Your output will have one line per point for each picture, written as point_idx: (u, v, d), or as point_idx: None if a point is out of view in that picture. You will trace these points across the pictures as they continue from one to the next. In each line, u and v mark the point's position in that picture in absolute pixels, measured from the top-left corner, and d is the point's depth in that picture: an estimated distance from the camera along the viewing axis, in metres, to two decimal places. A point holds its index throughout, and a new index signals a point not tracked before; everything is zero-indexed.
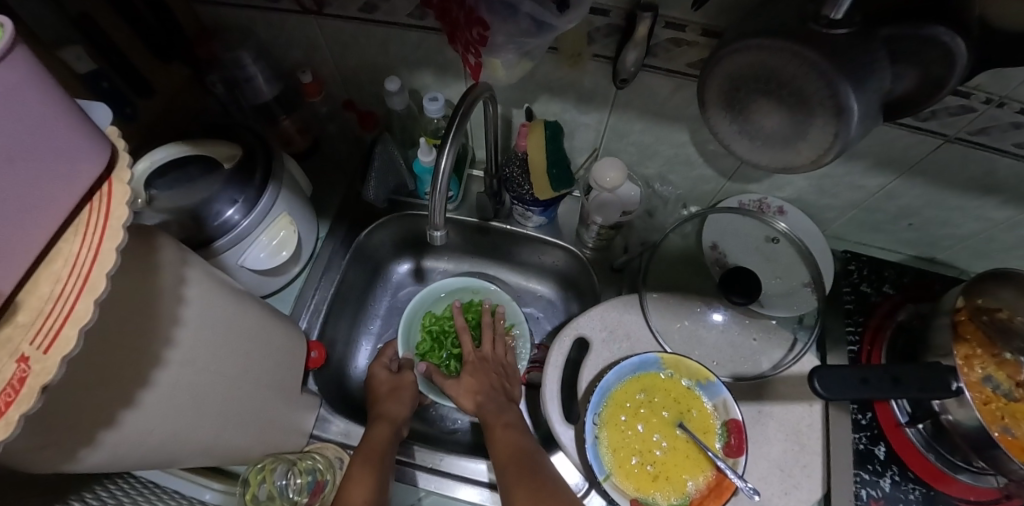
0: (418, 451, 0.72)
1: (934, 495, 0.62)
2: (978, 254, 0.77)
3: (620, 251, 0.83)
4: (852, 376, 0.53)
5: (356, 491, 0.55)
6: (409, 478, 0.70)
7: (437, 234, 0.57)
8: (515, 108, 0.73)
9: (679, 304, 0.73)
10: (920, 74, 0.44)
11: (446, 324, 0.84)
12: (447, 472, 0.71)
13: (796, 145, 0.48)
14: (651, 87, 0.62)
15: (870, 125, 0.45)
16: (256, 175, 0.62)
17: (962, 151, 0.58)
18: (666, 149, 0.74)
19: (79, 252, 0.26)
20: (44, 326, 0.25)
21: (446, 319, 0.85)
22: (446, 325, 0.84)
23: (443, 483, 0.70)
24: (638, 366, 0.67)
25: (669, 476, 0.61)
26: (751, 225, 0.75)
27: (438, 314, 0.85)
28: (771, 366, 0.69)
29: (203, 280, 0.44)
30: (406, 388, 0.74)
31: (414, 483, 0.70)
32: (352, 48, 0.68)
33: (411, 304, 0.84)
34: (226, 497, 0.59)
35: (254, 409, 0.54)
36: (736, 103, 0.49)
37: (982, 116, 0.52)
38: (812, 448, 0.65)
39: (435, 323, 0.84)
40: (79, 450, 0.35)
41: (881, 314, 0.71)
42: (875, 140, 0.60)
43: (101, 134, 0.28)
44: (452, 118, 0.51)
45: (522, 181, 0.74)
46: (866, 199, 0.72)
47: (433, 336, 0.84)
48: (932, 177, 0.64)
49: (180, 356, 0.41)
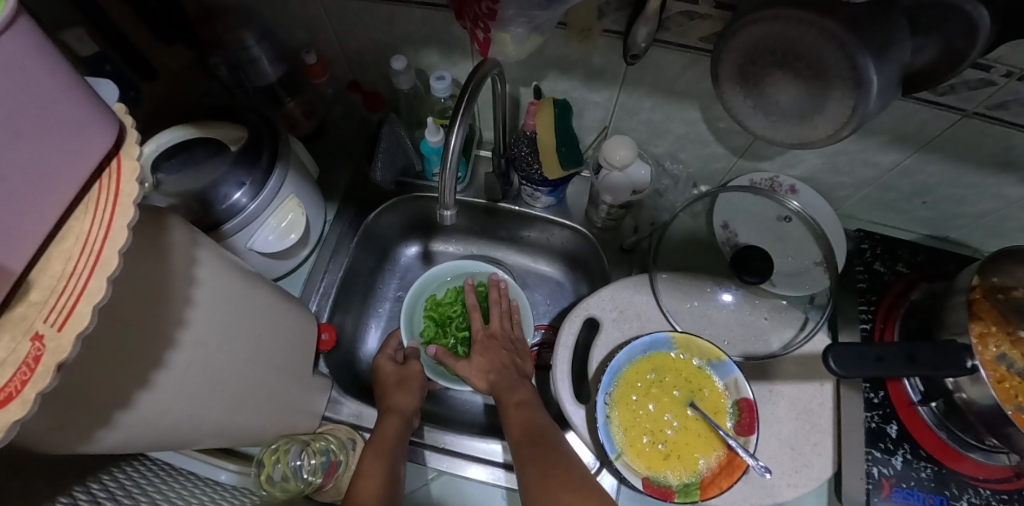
0: (428, 432, 0.73)
1: (946, 473, 0.63)
2: (993, 232, 0.75)
3: (630, 232, 0.82)
4: (868, 353, 0.53)
5: (368, 484, 0.54)
6: (418, 457, 0.71)
7: (447, 213, 0.56)
8: (523, 87, 0.72)
9: (690, 285, 0.72)
10: (942, 45, 0.42)
11: (449, 309, 0.85)
12: (456, 452, 0.72)
13: (812, 119, 0.46)
14: (662, 63, 0.61)
15: (889, 99, 0.44)
16: (262, 156, 0.61)
17: (982, 127, 0.56)
18: (676, 128, 0.72)
19: (90, 229, 0.26)
20: (58, 303, 0.24)
21: (448, 303, 0.85)
22: (450, 309, 0.85)
23: (452, 463, 0.71)
24: (649, 346, 0.66)
25: (680, 455, 0.62)
26: (762, 205, 0.74)
27: (438, 301, 0.85)
28: (781, 346, 0.69)
29: (212, 261, 0.44)
30: (416, 377, 0.73)
31: (422, 462, 0.71)
32: (355, 26, 0.67)
33: (414, 289, 0.84)
34: (242, 478, 0.59)
35: (266, 391, 0.54)
36: (751, 77, 0.48)
37: (1003, 90, 0.50)
38: (823, 427, 0.66)
39: (437, 309, 0.84)
40: (96, 431, 0.35)
41: (894, 293, 0.70)
42: (891, 115, 0.58)
43: (109, 110, 0.28)
44: (460, 97, 0.50)
45: (530, 160, 0.73)
46: (880, 176, 0.71)
47: (438, 323, 0.84)
48: (950, 154, 0.62)
49: (194, 336, 0.41)
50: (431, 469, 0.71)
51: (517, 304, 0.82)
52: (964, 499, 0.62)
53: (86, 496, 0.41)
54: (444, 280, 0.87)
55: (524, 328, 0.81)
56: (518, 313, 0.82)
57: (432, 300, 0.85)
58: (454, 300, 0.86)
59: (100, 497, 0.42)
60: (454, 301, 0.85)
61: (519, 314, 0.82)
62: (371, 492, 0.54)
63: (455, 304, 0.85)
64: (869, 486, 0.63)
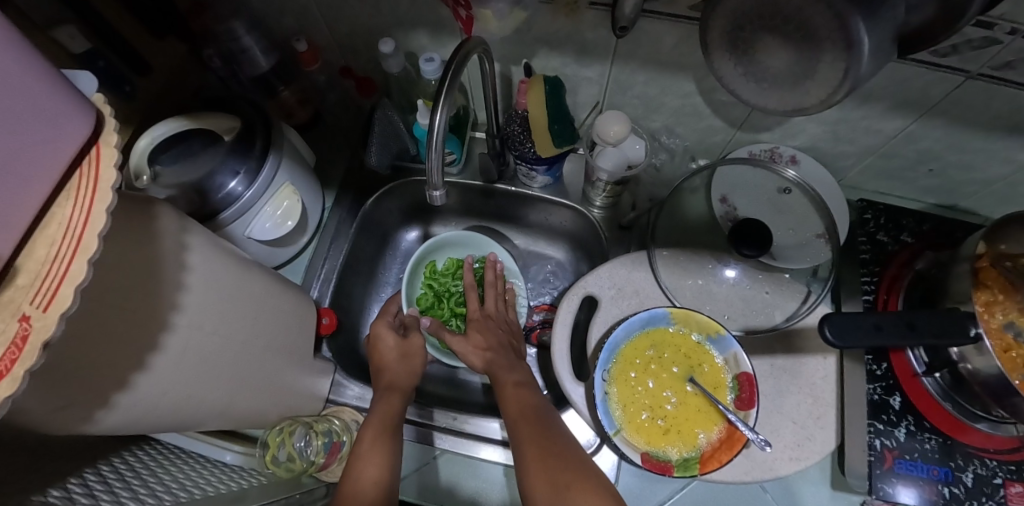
0: (438, 414, 0.77)
1: (951, 444, 0.62)
2: (1003, 199, 0.73)
3: (629, 208, 0.82)
4: (865, 322, 0.52)
5: (369, 466, 0.55)
6: (428, 438, 0.74)
7: (437, 194, 0.56)
8: (514, 65, 0.71)
9: (689, 261, 0.72)
10: (940, 2, 0.40)
11: (447, 281, 0.86)
12: (472, 434, 0.75)
13: (804, 85, 0.45)
14: (654, 34, 0.59)
15: (884, 60, 0.42)
16: (256, 144, 0.62)
17: (987, 88, 0.54)
18: (671, 101, 0.71)
19: (72, 215, 0.27)
20: (43, 286, 0.25)
21: (446, 274, 0.86)
22: (447, 281, 0.86)
23: (468, 445, 0.73)
24: (648, 321, 0.66)
25: (680, 430, 0.62)
26: (761, 177, 0.72)
27: (436, 270, 0.86)
28: (784, 318, 0.68)
29: (204, 247, 0.45)
30: (416, 354, 0.73)
31: (433, 444, 0.74)
32: (342, 12, 0.66)
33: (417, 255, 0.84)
34: (246, 458, 0.62)
35: (265, 373, 0.56)
36: (741, 43, 0.46)
37: (1008, 49, 0.48)
38: (827, 400, 0.65)
39: (433, 279, 0.85)
40: (95, 411, 0.36)
41: (899, 262, 0.69)
42: (890, 80, 0.56)
43: (86, 98, 0.28)
44: (445, 73, 0.49)
45: (524, 138, 0.73)
46: (884, 144, 0.68)
47: (435, 292, 0.85)
48: (956, 118, 0.60)
49: (188, 320, 0.42)
50: (442, 451, 0.73)
51: (511, 287, 0.84)
52: (969, 471, 0.61)
53: (96, 477, 0.43)
54: (446, 249, 0.87)
55: (517, 311, 0.83)
56: (513, 295, 0.82)
57: (431, 269, 0.86)
58: (452, 273, 0.86)
59: (109, 478, 0.44)
60: (452, 273, 0.86)
61: (513, 297, 0.82)
62: (371, 475, 0.55)
63: (452, 274, 0.86)
64: (872, 458, 0.63)
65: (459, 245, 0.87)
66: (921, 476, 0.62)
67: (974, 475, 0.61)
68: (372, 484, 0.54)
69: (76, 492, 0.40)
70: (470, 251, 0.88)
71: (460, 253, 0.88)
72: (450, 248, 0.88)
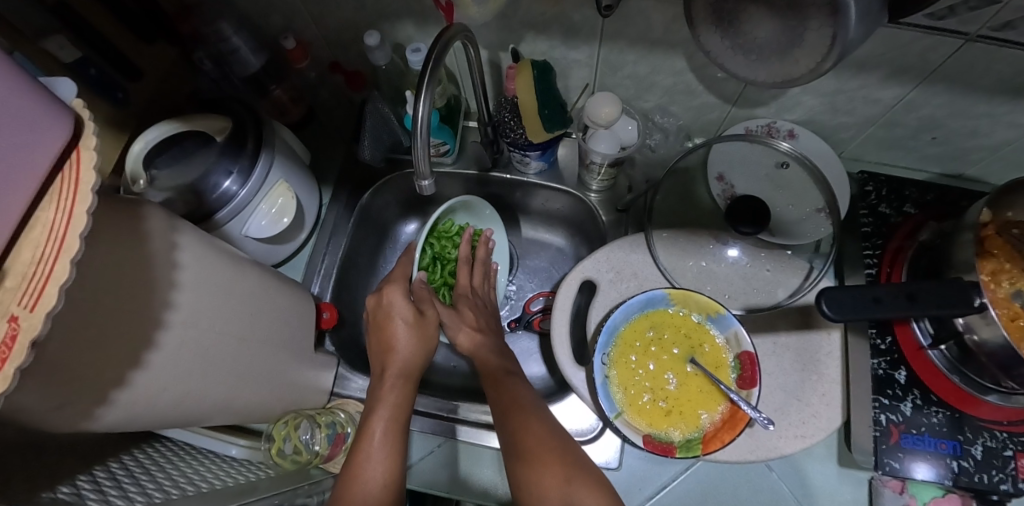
0: (462, 409, 0.78)
1: (959, 418, 0.61)
2: (1010, 165, 0.71)
3: (625, 191, 0.82)
4: (864, 296, 0.51)
5: (377, 465, 0.56)
6: (448, 431, 0.75)
7: (426, 183, 0.56)
8: (502, 51, 0.71)
9: (688, 241, 0.71)
10: None
11: (444, 244, 0.82)
12: (488, 424, 0.76)
13: (792, 54, 0.43)
14: (640, 12, 0.58)
15: (875, 23, 0.40)
16: (247, 144, 0.62)
17: (989, 50, 0.52)
18: (663, 80, 0.70)
19: (54, 217, 0.26)
20: (29, 287, 0.25)
21: (445, 237, 0.82)
22: (447, 244, 0.82)
23: (481, 434, 0.74)
24: (646, 303, 0.66)
25: (682, 411, 0.62)
26: (757, 152, 0.71)
27: (436, 230, 0.81)
28: (788, 295, 0.68)
29: (194, 245, 0.46)
30: (428, 326, 0.71)
31: (451, 435, 0.75)
32: (327, 7, 0.66)
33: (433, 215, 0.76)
34: (251, 452, 0.65)
35: (264, 367, 0.57)
36: (726, 14, 0.45)
37: (1008, 8, 0.46)
38: (830, 377, 0.65)
39: (433, 239, 0.81)
40: (95, 409, 0.38)
41: (903, 235, 0.67)
42: (888, 45, 0.54)
43: (60, 100, 0.27)
44: (428, 57, 0.49)
45: (515, 124, 0.72)
46: (884, 113, 0.67)
47: (432, 254, 0.82)
48: (958, 83, 0.58)
49: (183, 317, 0.43)
50: (461, 442, 0.74)
51: (496, 267, 0.85)
52: (978, 444, 0.60)
53: (105, 473, 0.45)
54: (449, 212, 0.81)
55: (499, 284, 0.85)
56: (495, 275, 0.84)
57: (432, 228, 0.80)
58: (450, 236, 0.83)
59: (118, 474, 0.45)
60: (450, 237, 0.82)
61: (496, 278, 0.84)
62: (379, 475, 0.55)
63: (451, 238, 0.83)
64: (877, 434, 0.62)
65: (466, 210, 0.83)
66: (928, 450, 0.61)
67: (983, 447, 0.60)
68: (381, 486, 0.54)
69: (85, 488, 0.41)
70: (471, 220, 0.85)
71: (462, 218, 0.84)
72: (454, 211, 0.83)
